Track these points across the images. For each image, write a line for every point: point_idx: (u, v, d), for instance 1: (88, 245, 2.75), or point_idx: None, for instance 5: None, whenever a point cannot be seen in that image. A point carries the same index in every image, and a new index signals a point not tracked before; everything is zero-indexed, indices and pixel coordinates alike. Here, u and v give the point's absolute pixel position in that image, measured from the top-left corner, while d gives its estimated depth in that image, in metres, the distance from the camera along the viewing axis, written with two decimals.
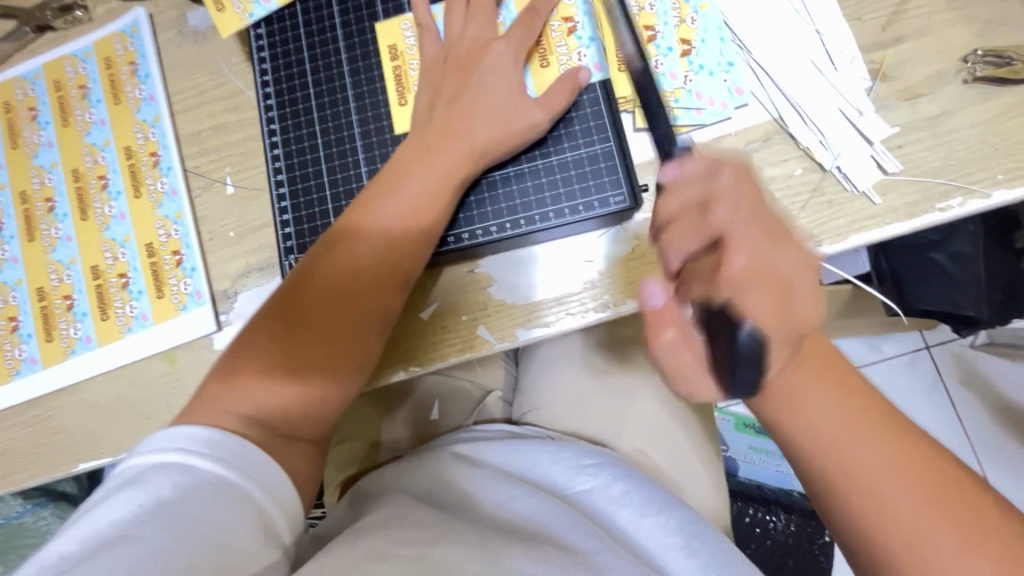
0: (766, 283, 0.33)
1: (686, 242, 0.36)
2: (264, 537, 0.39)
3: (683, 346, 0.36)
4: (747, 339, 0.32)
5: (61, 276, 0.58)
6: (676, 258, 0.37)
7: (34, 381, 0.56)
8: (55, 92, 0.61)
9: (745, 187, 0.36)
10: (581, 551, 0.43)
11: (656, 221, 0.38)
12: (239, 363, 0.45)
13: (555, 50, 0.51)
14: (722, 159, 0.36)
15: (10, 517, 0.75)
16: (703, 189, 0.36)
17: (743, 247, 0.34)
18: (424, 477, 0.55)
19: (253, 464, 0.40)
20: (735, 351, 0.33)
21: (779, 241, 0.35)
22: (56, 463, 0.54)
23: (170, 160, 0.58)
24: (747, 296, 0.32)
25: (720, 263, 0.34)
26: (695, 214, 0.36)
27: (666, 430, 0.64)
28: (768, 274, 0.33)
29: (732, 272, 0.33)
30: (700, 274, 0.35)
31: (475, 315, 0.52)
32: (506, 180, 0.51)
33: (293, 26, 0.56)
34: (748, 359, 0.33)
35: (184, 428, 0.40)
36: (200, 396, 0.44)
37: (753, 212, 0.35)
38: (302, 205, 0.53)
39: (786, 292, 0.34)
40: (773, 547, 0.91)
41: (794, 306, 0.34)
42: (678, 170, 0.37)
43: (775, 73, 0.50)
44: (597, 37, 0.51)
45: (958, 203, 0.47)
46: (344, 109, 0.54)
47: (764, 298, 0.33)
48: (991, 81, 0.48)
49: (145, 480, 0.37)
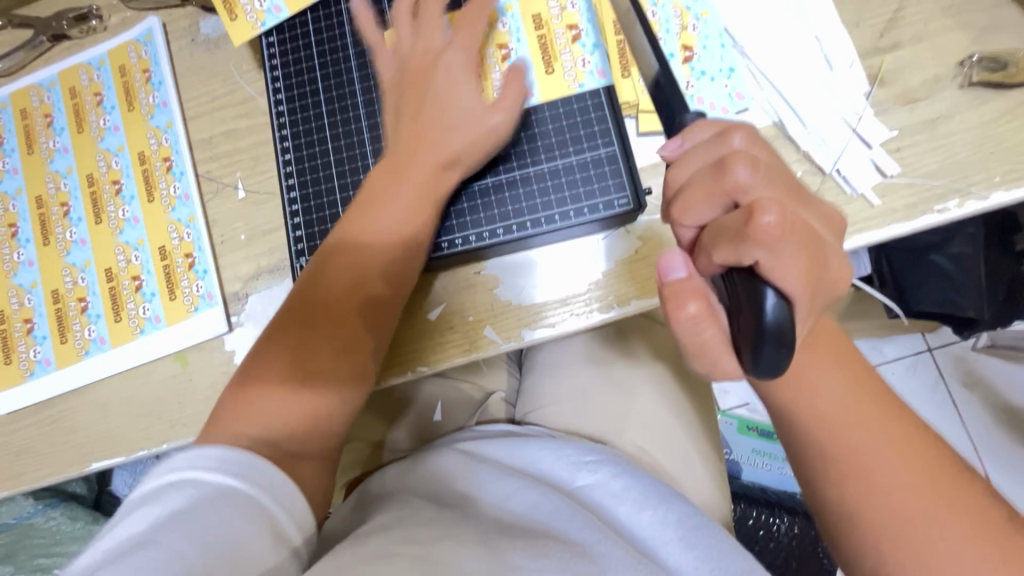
0: (797, 239, 0.29)
1: (703, 205, 0.33)
2: (274, 540, 0.38)
3: (706, 320, 0.32)
4: (774, 307, 0.29)
5: (75, 279, 0.59)
6: (691, 224, 0.34)
7: (49, 382, 0.57)
8: (70, 98, 0.63)
9: (761, 152, 0.35)
10: (580, 542, 0.44)
11: (668, 194, 0.37)
12: (251, 374, 0.46)
13: (560, 57, 0.52)
14: (732, 125, 0.36)
15: (21, 517, 0.75)
16: (716, 153, 0.34)
17: (772, 201, 0.30)
18: (431, 475, 0.56)
19: (262, 474, 0.41)
20: (762, 318, 0.29)
21: (801, 207, 0.32)
22: (70, 462, 0.55)
23: (182, 165, 0.59)
24: (778, 255, 0.29)
25: (751, 216, 0.29)
26: (713, 174, 0.33)
27: (670, 430, 0.65)
28: (799, 230, 0.30)
29: (763, 226, 0.29)
30: (726, 231, 0.31)
31: (481, 316, 0.53)
32: (511, 184, 0.52)
33: (303, 34, 0.57)
34: (777, 334, 0.29)
35: (194, 447, 0.41)
36: (216, 413, 0.46)
37: (773, 172, 0.33)
38: (313, 208, 0.54)
39: (815, 256, 0.31)
40: (776, 550, 0.91)
41: (819, 276, 0.31)
42: (683, 141, 0.36)
43: (775, 78, 0.51)
44: (601, 44, 0.52)
45: (955, 205, 0.48)
46: (354, 115, 0.55)
47: (792, 259, 0.29)
48: (986, 85, 0.49)
49: (159, 497, 0.38)
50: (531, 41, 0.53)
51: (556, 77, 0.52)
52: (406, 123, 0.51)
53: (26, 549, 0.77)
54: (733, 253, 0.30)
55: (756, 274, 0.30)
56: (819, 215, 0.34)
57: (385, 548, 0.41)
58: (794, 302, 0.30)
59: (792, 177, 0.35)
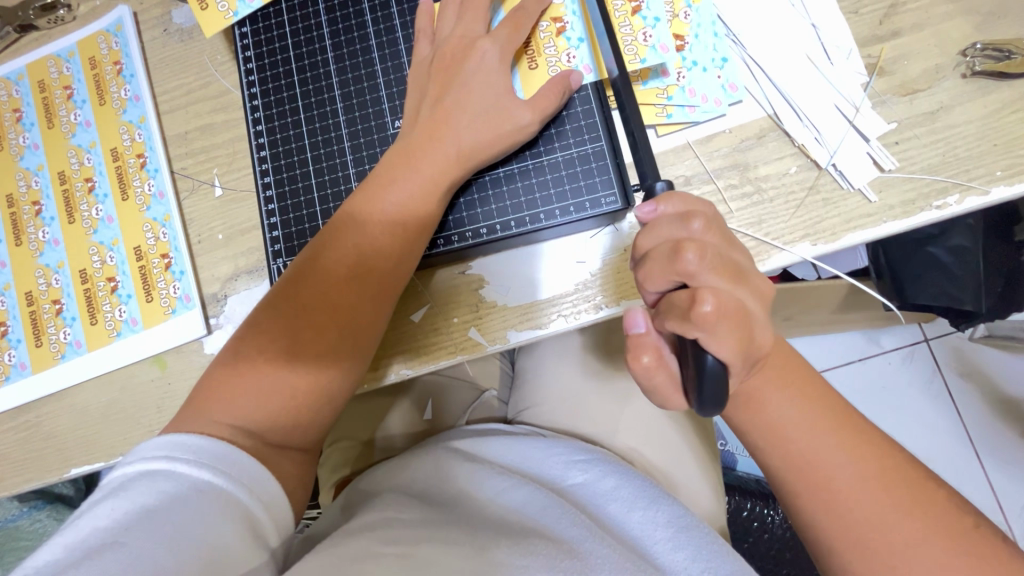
0: (732, 321, 0.32)
1: (660, 280, 0.35)
2: (252, 540, 0.38)
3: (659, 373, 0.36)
4: (712, 367, 0.32)
5: (50, 280, 0.57)
6: (651, 291, 0.37)
7: (24, 387, 0.56)
8: (40, 92, 0.60)
9: (715, 236, 0.36)
10: (567, 540, 0.43)
11: (633, 255, 0.38)
12: (240, 356, 0.45)
13: (543, 52, 0.50)
14: (697, 207, 0.37)
15: (6, 520, 0.77)
16: (675, 234, 0.36)
17: (714, 290, 0.33)
18: (421, 471, 0.55)
19: (240, 469, 0.40)
20: (701, 377, 0.32)
21: (742, 285, 0.35)
22: (49, 468, 0.54)
23: (157, 162, 0.57)
24: (719, 332, 0.32)
25: (693, 301, 0.32)
26: (667, 256, 0.35)
27: (662, 430, 0.63)
28: (735, 315, 0.33)
29: (701, 312, 0.32)
30: (675, 309, 0.34)
31: (466, 317, 0.51)
32: (495, 182, 0.50)
33: (278, 25, 0.55)
34: (715, 389, 0.32)
35: (173, 436, 0.40)
36: (196, 400, 0.44)
37: (721, 257, 0.35)
38: (290, 208, 0.52)
39: (746, 331, 0.34)
40: (771, 541, 0.89)
41: (751, 345, 0.34)
42: (654, 209, 0.37)
43: (770, 68, 0.49)
44: (587, 38, 0.50)
45: (955, 201, 0.46)
46: (331, 109, 0.53)
47: (727, 339, 0.32)
48: (990, 75, 0.47)
49: (131, 488, 0.37)
50: (586, 15, 0.50)
51: (540, 73, 0.50)
52: (431, 105, 0.49)
53: (12, 552, 0.77)
54: (680, 328, 0.33)
55: (698, 346, 0.33)
56: (761, 289, 0.36)
57: (369, 547, 0.40)
58: (730, 365, 0.33)
59: (741, 252, 0.37)
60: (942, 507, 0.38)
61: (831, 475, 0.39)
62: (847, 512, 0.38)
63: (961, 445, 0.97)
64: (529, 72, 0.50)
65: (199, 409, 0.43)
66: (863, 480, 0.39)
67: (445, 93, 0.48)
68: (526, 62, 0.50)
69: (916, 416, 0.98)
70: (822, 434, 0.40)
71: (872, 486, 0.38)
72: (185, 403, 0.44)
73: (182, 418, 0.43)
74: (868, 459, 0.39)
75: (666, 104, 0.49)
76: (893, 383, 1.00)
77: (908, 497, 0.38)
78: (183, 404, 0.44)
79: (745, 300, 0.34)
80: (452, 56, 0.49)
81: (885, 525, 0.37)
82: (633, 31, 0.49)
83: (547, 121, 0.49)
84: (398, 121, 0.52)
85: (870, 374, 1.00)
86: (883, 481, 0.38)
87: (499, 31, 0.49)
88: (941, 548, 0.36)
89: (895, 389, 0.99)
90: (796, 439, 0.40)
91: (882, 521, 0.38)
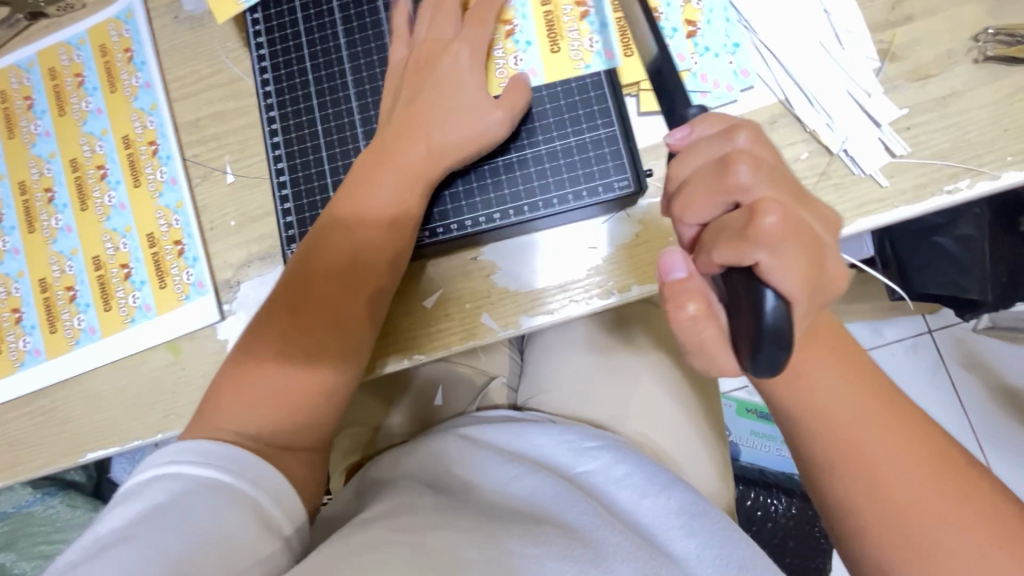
0: (797, 239, 0.30)
1: (705, 206, 0.33)
2: (265, 529, 0.39)
3: (706, 318, 0.32)
4: (773, 308, 0.29)
5: (63, 267, 0.58)
6: (691, 222, 0.34)
7: (39, 372, 0.56)
8: (50, 80, 0.60)
9: (764, 151, 0.34)
10: (580, 529, 0.43)
11: (670, 189, 0.36)
12: (249, 350, 0.46)
13: (566, 35, 0.51)
14: (739, 123, 0.35)
15: (20, 506, 0.77)
16: (721, 149, 0.34)
17: (775, 202, 0.30)
18: (433, 460, 0.55)
19: (245, 465, 0.40)
20: (761, 329, 0.29)
21: (805, 207, 0.32)
22: (65, 452, 0.55)
23: (169, 149, 0.57)
24: (781, 255, 0.29)
25: (753, 216, 0.30)
26: (714, 176, 0.32)
27: (670, 416, 0.64)
28: (798, 232, 0.30)
29: (764, 227, 0.29)
30: (727, 230, 0.31)
31: (478, 302, 0.52)
32: (508, 167, 0.50)
33: (290, 10, 0.55)
34: (776, 333, 0.28)
35: (178, 443, 0.41)
36: (204, 406, 0.45)
37: (776, 171, 0.33)
38: (304, 192, 0.53)
39: (815, 259, 0.31)
40: (775, 530, 0.88)
41: (817, 278, 0.31)
42: (689, 132, 0.36)
43: (782, 54, 0.50)
44: (609, 22, 0.50)
45: (966, 185, 0.46)
46: (344, 95, 0.53)
47: (792, 267, 0.29)
48: (1002, 60, 0.47)
49: (143, 492, 0.38)
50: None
51: (562, 56, 0.50)
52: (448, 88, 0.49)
53: (25, 538, 0.79)
54: (734, 253, 0.30)
55: (752, 276, 0.29)
56: (821, 211, 0.34)
57: (383, 535, 0.40)
58: (792, 303, 0.30)
59: (793, 175, 0.34)
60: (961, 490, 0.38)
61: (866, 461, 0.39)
62: (853, 490, 0.39)
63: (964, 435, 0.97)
64: (551, 55, 0.50)
65: (212, 413, 0.44)
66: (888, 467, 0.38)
67: (457, 76, 0.49)
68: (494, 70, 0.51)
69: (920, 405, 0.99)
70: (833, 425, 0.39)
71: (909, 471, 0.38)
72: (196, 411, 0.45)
73: (190, 429, 0.43)
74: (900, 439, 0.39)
75: None
76: (896, 373, 1.00)
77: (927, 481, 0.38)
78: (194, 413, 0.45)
79: (811, 222, 0.32)
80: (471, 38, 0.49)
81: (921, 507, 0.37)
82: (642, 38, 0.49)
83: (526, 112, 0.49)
84: None
85: None
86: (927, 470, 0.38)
87: None
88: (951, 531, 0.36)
89: (899, 380, 1.00)
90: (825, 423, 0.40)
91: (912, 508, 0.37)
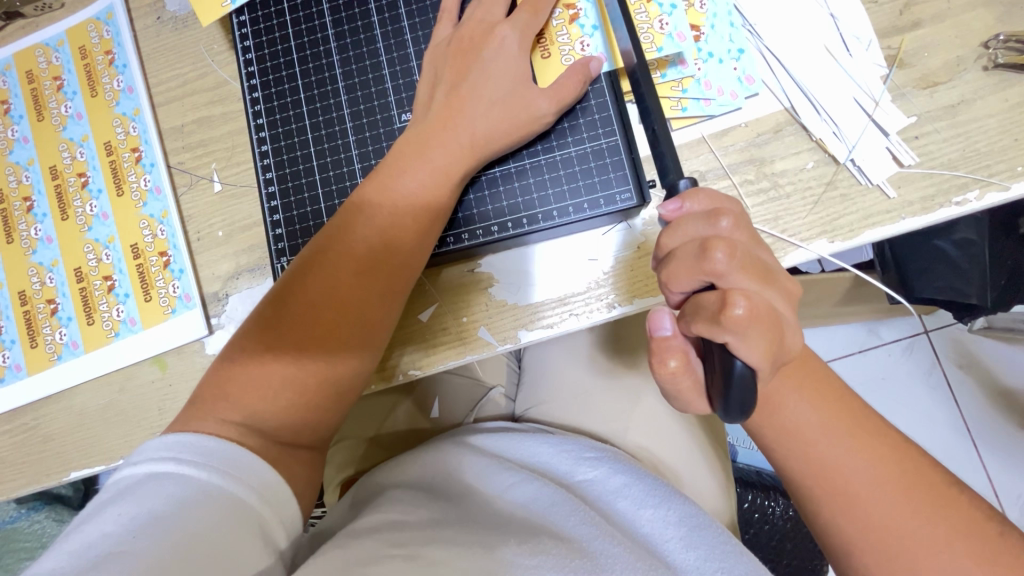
0: (764, 325, 0.30)
1: (685, 281, 0.33)
2: (262, 542, 0.37)
3: (684, 374, 0.33)
4: (740, 374, 0.30)
5: (43, 279, 0.55)
6: (674, 291, 0.34)
7: (19, 389, 0.54)
8: (28, 84, 0.58)
9: (744, 235, 0.33)
10: (576, 539, 0.42)
11: (655, 252, 0.36)
12: (246, 349, 0.43)
13: (634, 17, 0.47)
14: (726, 205, 0.34)
15: (5, 522, 0.78)
16: (702, 231, 0.33)
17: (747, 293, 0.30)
18: (427, 467, 0.54)
19: (250, 472, 0.39)
20: (729, 381, 0.30)
21: (772, 286, 0.32)
22: (47, 471, 0.53)
23: (153, 156, 0.55)
24: (749, 338, 0.30)
25: (725, 303, 0.30)
26: (694, 254, 0.32)
27: (671, 427, 0.63)
28: (768, 317, 0.31)
29: (735, 315, 0.30)
30: (703, 311, 0.31)
31: (475, 315, 0.50)
32: (506, 178, 0.48)
33: (277, 13, 0.53)
34: (742, 392, 0.30)
35: (179, 437, 0.39)
36: (198, 402, 0.43)
37: (750, 256, 0.32)
38: (294, 204, 0.51)
39: (779, 335, 0.32)
40: (773, 531, 0.84)
41: (779, 348, 0.32)
42: (680, 205, 0.34)
43: (786, 60, 0.48)
44: (679, 5, 0.47)
45: (975, 197, 0.45)
46: (334, 101, 0.51)
47: (761, 342, 0.30)
48: (1013, 67, 0.46)
49: (138, 493, 0.36)
50: None
51: None
52: (445, 91, 0.47)
53: (12, 553, 0.77)
54: (708, 332, 0.31)
55: (726, 350, 0.30)
56: (790, 290, 0.34)
57: (376, 549, 0.38)
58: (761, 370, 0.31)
59: (767, 253, 0.35)
60: (965, 508, 0.37)
61: (870, 478, 0.38)
62: (861, 510, 0.38)
63: (961, 437, 0.97)
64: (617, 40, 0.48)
65: (205, 410, 0.41)
66: (891, 485, 0.37)
67: (456, 82, 0.47)
68: (540, 51, 0.49)
69: (917, 407, 0.98)
70: (830, 442, 0.39)
71: (913, 488, 0.37)
72: (190, 403, 0.43)
73: (190, 417, 0.41)
74: (899, 458, 0.38)
75: (681, 97, 0.48)
76: (894, 374, 1.00)
77: (932, 498, 0.37)
78: (188, 404, 0.43)
79: (774, 301, 0.32)
80: (471, 43, 0.47)
81: (927, 525, 0.36)
82: (648, 18, 0.47)
83: (561, 114, 0.47)
84: (405, 113, 0.51)
85: (872, 367, 1.00)
86: (931, 489, 0.37)
87: (517, 15, 0.47)
88: (966, 550, 0.36)
89: (897, 382, 0.99)
90: (827, 442, 0.39)
91: (917, 528, 0.36)
